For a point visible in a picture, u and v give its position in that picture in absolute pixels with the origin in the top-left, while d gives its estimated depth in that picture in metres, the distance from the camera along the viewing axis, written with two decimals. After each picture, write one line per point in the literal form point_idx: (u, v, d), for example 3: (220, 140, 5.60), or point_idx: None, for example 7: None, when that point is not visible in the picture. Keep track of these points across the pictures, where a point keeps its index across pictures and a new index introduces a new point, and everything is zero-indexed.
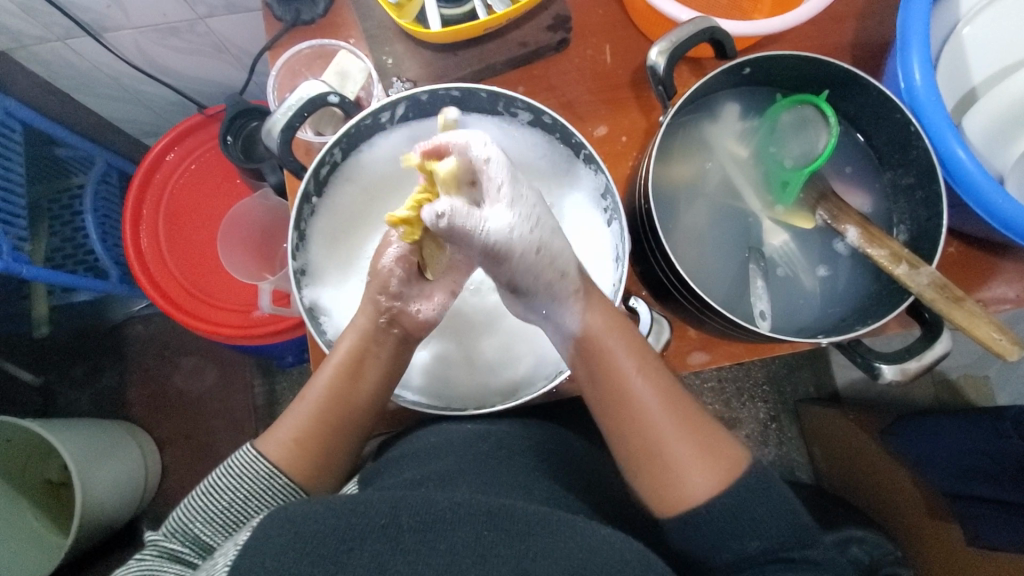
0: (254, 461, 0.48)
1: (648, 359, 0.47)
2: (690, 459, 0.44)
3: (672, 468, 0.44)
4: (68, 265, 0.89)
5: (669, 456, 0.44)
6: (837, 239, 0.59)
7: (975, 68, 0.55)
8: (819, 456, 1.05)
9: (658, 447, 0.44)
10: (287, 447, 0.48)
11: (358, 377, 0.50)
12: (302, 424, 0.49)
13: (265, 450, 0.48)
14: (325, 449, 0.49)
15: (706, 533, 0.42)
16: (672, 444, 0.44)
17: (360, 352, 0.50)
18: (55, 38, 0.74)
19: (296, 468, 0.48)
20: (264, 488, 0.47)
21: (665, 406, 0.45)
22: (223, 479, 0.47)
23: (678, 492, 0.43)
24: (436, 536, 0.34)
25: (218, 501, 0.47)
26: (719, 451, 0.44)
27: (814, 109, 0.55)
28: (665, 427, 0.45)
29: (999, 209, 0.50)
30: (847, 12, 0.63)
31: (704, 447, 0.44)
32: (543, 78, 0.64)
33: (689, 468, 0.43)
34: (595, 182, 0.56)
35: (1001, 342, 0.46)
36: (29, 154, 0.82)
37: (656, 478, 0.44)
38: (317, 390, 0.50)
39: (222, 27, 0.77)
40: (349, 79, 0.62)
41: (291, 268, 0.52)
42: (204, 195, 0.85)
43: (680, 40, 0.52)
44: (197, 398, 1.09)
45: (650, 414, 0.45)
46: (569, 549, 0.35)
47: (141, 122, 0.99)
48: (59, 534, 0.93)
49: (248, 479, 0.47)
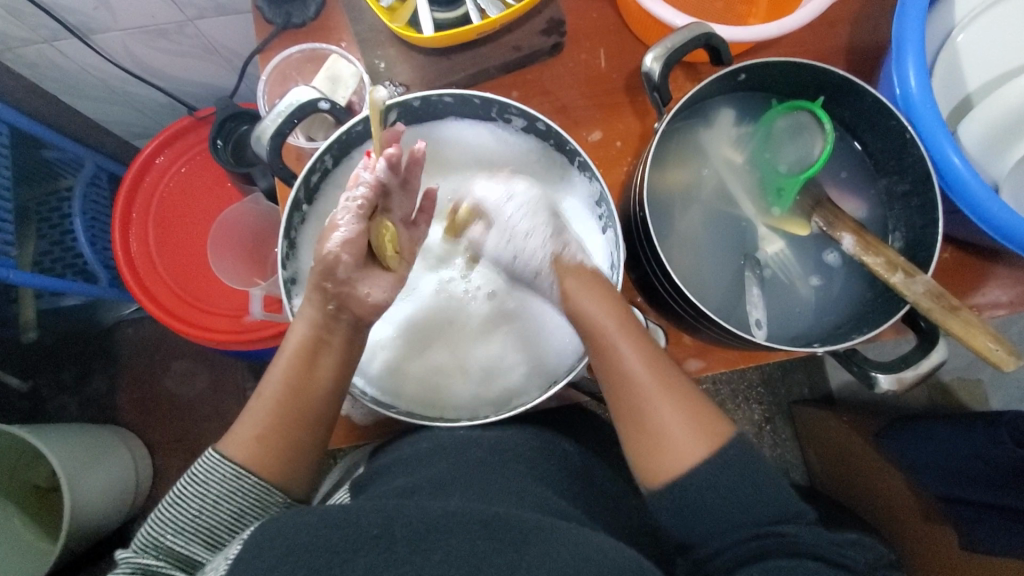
0: (219, 465, 0.45)
1: (640, 336, 0.49)
2: (677, 427, 0.45)
3: (662, 430, 0.45)
4: (56, 269, 0.88)
5: (659, 419, 0.46)
6: (828, 250, 0.59)
7: (970, 74, 0.55)
8: (813, 457, 1.05)
9: (643, 412, 0.47)
10: (251, 446, 0.46)
11: (315, 370, 0.48)
12: (263, 421, 0.47)
13: (229, 453, 0.46)
14: (291, 443, 0.47)
15: (694, 499, 0.43)
16: (655, 407, 0.46)
17: (313, 346, 0.48)
18: (41, 40, 0.73)
19: (263, 465, 0.46)
20: (233, 490, 0.45)
21: (654, 375, 0.47)
22: (188, 488, 0.45)
23: (667, 457, 0.45)
24: (429, 546, 0.34)
25: (187, 510, 0.45)
26: (707, 420, 0.46)
27: (809, 115, 0.55)
28: (654, 394, 0.47)
29: (994, 217, 0.50)
30: (842, 16, 0.63)
31: (692, 416, 0.46)
32: (537, 82, 0.63)
33: (676, 431, 0.45)
34: (589, 189, 0.56)
35: (998, 352, 0.46)
36: (15, 156, 0.81)
37: (645, 444, 0.46)
38: (274, 385, 0.48)
39: (212, 29, 0.76)
40: (340, 83, 0.61)
41: (280, 277, 0.51)
42: (195, 198, 0.84)
43: (675, 46, 0.51)
44: (189, 401, 1.08)
45: (638, 381, 0.47)
46: (565, 557, 0.34)
47: (130, 123, 0.97)
48: (48, 542, 0.92)
49: (214, 484, 0.45)
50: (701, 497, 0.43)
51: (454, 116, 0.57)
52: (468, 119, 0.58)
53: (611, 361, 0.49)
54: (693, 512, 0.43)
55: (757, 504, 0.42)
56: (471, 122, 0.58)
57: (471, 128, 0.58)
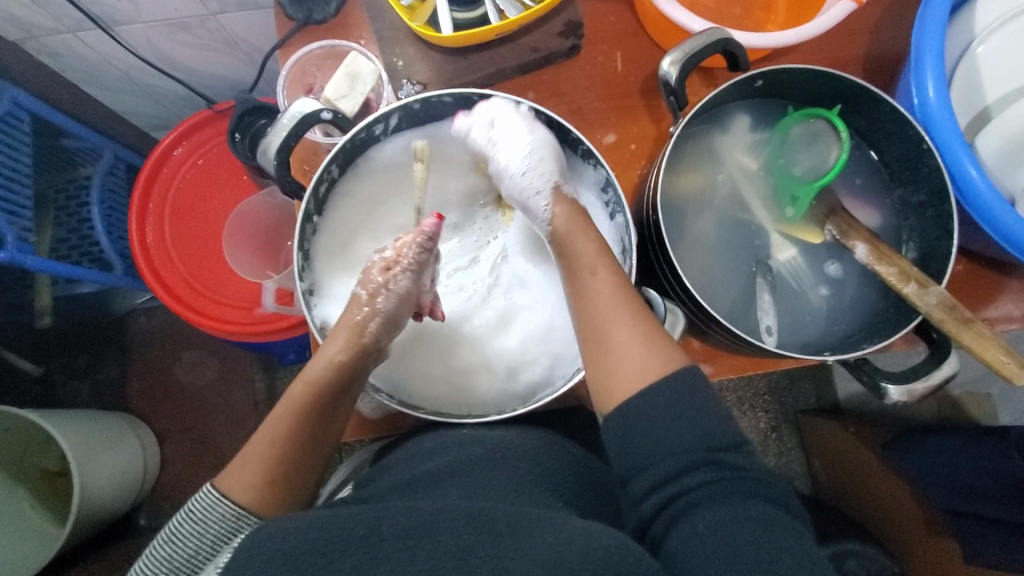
0: (218, 505, 0.44)
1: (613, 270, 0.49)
2: (633, 348, 0.45)
3: (612, 348, 0.46)
4: (72, 257, 0.89)
5: (612, 338, 0.46)
6: (830, 260, 0.59)
7: (990, 86, 0.55)
8: (818, 467, 1.04)
9: (604, 336, 0.47)
10: (255, 488, 0.46)
11: (333, 417, 0.50)
12: (271, 456, 0.47)
13: (228, 492, 0.45)
14: (296, 477, 0.48)
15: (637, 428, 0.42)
16: (617, 331, 0.46)
17: (338, 387, 0.50)
18: (65, 30, 0.74)
19: (267, 506, 0.46)
20: (232, 530, 0.45)
21: (614, 294, 0.48)
22: (184, 526, 0.44)
23: (618, 379, 0.44)
24: (417, 541, 0.34)
25: (182, 549, 0.44)
26: (661, 342, 0.45)
27: (825, 123, 0.55)
28: (610, 314, 0.47)
29: (1008, 230, 0.50)
30: (861, 24, 0.63)
31: (646, 336, 0.46)
32: (552, 84, 0.63)
33: (630, 355, 0.45)
34: (596, 177, 0.56)
35: (1009, 365, 0.45)
36: (36, 144, 0.82)
37: (601, 364, 0.46)
38: (286, 431, 0.48)
39: (233, 24, 0.76)
40: (359, 80, 0.61)
41: (300, 289, 0.52)
42: (207, 188, 0.84)
43: (693, 51, 0.51)
44: (197, 391, 1.09)
45: (603, 304, 0.48)
46: (547, 544, 0.34)
47: (149, 115, 0.98)
48: (55, 526, 0.93)
49: (213, 524, 0.44)
50: (645, 423, 0.42)
51: (453, 117, 0.57)
52: None
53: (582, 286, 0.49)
54: (635, 439, 0.42)
55: (701, 431, 0.41)
56: None
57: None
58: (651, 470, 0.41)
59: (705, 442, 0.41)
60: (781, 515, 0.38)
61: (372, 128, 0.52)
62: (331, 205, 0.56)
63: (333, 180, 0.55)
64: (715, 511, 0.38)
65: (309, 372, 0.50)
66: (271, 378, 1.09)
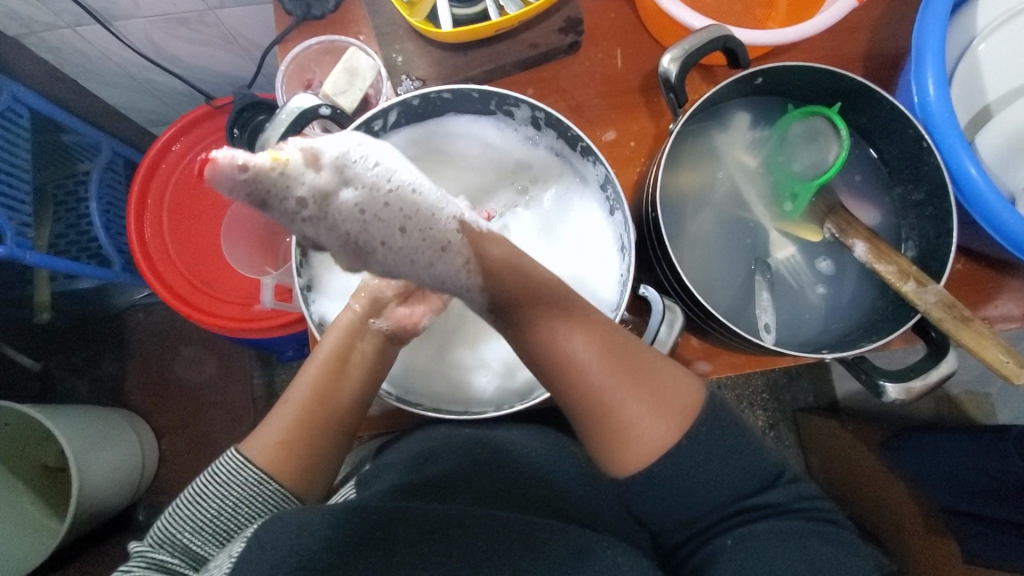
0: (240, 468, 0.46)
1: (604, 350, 0.43)
2: (639, 419, 0.42)
3: (620, 423, 0.42)
4: (71, 252, 0.89)
5: (618, 413, 0.42)
6: (820, 257, 0.59)
7: (990, 84, 0.55)
8: (816, 465, 1.04)
9: (602, 410, 0.42)
10: (272, 451, 0.47)
11: (340, 376, 0.50)
12: (287, 426, 0.48)
13: (251, 456, 0.47)
14: (314, 451, 0.48)
15: (665, 485, 0.41)
16: (622, 406, 0.42)
17: (341, 351, 0.51)
18: (64, 25, 0.74)
19: (284, 473, 0.47)
20: (253, 495, 0.46)
21: (607, 370, 0.42)
22: (210, 489, 0.46)
23: (635, 453, 0.41)
24: (429, 549, 0.34)
25: (206, 510, 0.45)
26: (668, 401, 0.42)
27: (825, 121, 0.54)
28: (611, 393, 0.42)
29: (1008, 228, 0.49)
30: (861, 22, 0.63)
31: (654, 400, 0.42)
32: (551, 80, 0.63)
33: (643, 425, 0.41)
34: (595, 174, 0.55)
35: (1008, 365, 0.46)
36: (35, 139, 0.82)
37: (610, 440, 0.42)
38: (302, 393, 0.50)
39: (232, 19, 0.76)
40: (358, 76, 0.61)
41: (297, 286, 0.52)
42: (206, 184, 0.84)
43: (693, 47, 0.51)
44: (196, 387, 1.09)
45: (603, 385, 0.42)
46: None
47: (148, 110, 0.98)
48: (54, 520, 0.93)
49: (235, 487, 0.46)
50: (664, 484, 0.41)
51: (453, 112, 0.57)
52: (468, 114, 0.57)
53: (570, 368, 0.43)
54: (670, 499, 0.42)
55: (739, 481, 0.43)
56: (473, 117, 0.57)
57: (468, 121, 0.57)
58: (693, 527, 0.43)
59: (741, 488, 0.43)
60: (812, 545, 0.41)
61: (369, 125, 0.52)
62: None
63: None
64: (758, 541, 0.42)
65: (318, 349, 0.52)
66: (270, 375, 1.09)
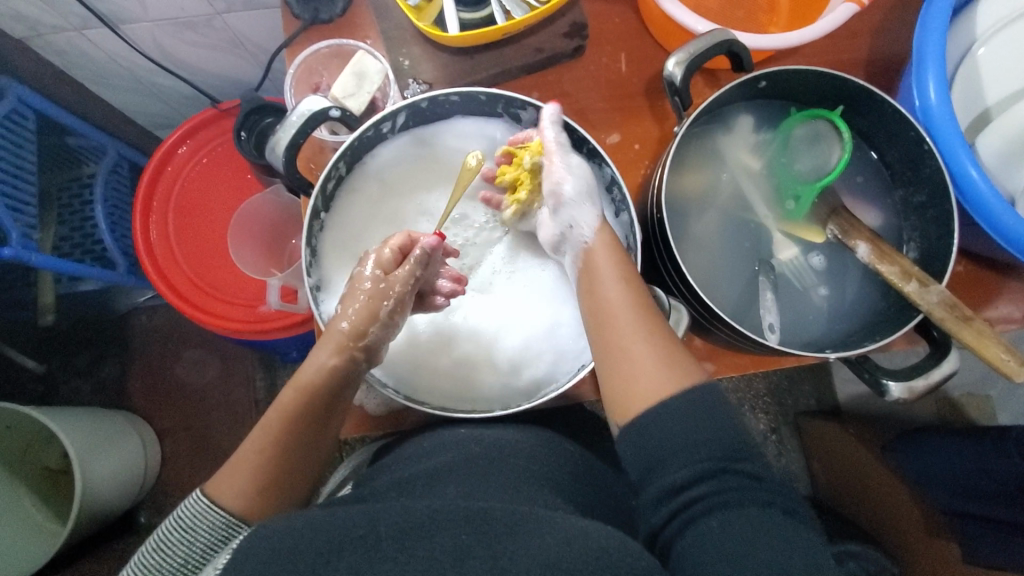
0: (208, 512, 0.45)
1: (635, 289, 0.48)
2: (648, 362, 0.45)
3: (630, 360, 0.45)
4: (75, 254, 0.89)
5: (630, 351, 0.46)
6: (813, 252, 0.60)
7: (989, 88, 0.55)
8: (818, 469, 1.05)
9: (609, 329, 0.47)
10: (245, 497, 0.46)
11: (328, 415, 0.51)
12: (258, 471, 0.47)
13: (218, 501, 0.46)
14: (285, 491, 0.48)
15: (650, 434, 0.42)
16: (631, 344, 0.46)
17: (332, 390, 0.51)
18: (72, 28, 0.74)
19: (255, 515, 0.47)
20: (223, 538, 0.45)
21: (632, 315, 0.47)
22: (173, 534, 0.45)
23: (632, 388, 0.44)
24: (414, 543, 0.34)
25: (172, 557, 0.44)
26: (680, 359, 0.45)
27: (827, 124, 0.55)
28: (622, 320, 0.47)
29: (1011, 230, 0.50)
30: (862, 28, 0.64)
31: (664, 350, 0.45)
32: (556, 84, 0.64)
33: (647, 368, 0.45)
34: (600, 176, 0.56)
35: (1009, 363, 0.46)
36: (40, 142, 0.82)
37: (618, 378, 0.46)
38: (278, 435, 0.49)
39: (240, 23, 0.77)
40: (366, 80, 0.61)
41: (307, 284, 0.52)
42: (213, 187, 0.85)
43: (697, 51, 0.51)
44: (198, 390, 1.09)
45: (617, 316, 0.47)
46: (546, 544, 0.34)
47: (153, 114, 0.99)
48: (57, 524, 0.93)
49: (203, 532, 0.45)
50: (657, 431, 0.42)
51: (460, 114, 0.58)
52: (475, 116, 0.58)
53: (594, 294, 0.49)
54: (647, 449, 0.42)
55: (712, 442, 0.40)
56: (481, 119, 0.58)
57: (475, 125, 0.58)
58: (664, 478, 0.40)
59: (717, 453, 0.40)
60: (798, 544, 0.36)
61: (378, 127, 0.53)
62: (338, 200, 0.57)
63: (341, 177, 0.55)
64: (729, 517, 0.37)
65: (303, 373, 0.51)
66: (273, 378, 1.09)
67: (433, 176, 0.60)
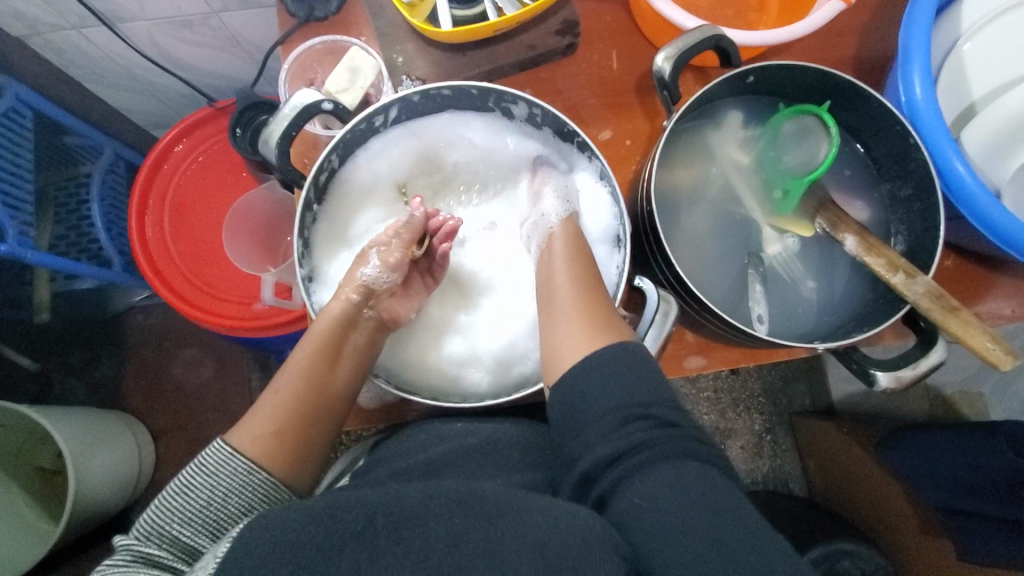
0: (231, 457, 0.44)
1: (580, 265, 0.53)
2: (573, 330, 0.48)
3: (562, 325, 0.49)
4: (70, 253, 0.90)
5: (562, 319, 0.50)
6: (801, 246, 0.60)
7: (975, 84, 0.56)
8: (813, 469, 1.04)
9: (549, 303, 0.52)
10: (264, 441, 0.46)
11: (334, 364, 0.51)
12: (277, 415, 0.48)
13: (240, 446, 0.45)
14: (305, 440, 0.48)
15: (573, 389, 0.44)
16: (563, 312, 0.50)
17: (337, 338, 0.52)
18: (70, 27, 0.75)
19: (275, 462, 0.46)
20: (246, 484, 0.44)
21: (575, 288, 0.51)
22: (199, 478, 0.43)
23: (558, 358, 0.48)
24: (410, 533, 0.34)
25: (196, 500, 0.43)
26: (612, 328, 0.48)
27: (815, 119, 0.56)
28: (566, 291, 0.52)
29: (995, 222, 0.50)
30: (851, 25, 0.64)
31: (595, 322, 0.48)
32: (549, 81, 0.64)
33: (573, 334, 0.48)
34: (591, 170, 0.57)
35: (995, 351, 0.46)
36: (38, 140, 0.83)
37: (552, 346, 0.50)
38: (294, 382, 0.50)
39: (235, 22, 0.77)
40: (360, 75, 0.62)
41: (299, 276, 0.53)
42: (209, 184, 0.85)
43: (686, 46, 0.52)
44: (193, 389, 1.09)
45: (558, 287, 0.53)
46: (545, 536, 0.33)
47: (150, 113, 1.00)
48: (50, 524, 0.93)
49: (226, 476, 0.44)
50: (584, 382, 0.44)
51: (453, 110, 0.58)
52: (468, 111, 0.58)
53: (546, 262, 0.55)
54: (574, 408, 0.43)
55: (632, 387, 0.42)
56: (471, 115, 0.59)
57: (467, 119, 0.59)
58: (593, 436, 0.41)
59: (635, 397, 0.41)
60: (711, 473, 0.38)
61: (370, 121, 0.53)
62: (329, 195, 0.57)
63: (333, 171, 0.56)
64: (653, 467, 0.38)
65: (311, 333, 0.52)
66: (268, 377, 1.09)
67: (433, 184, 0.63)
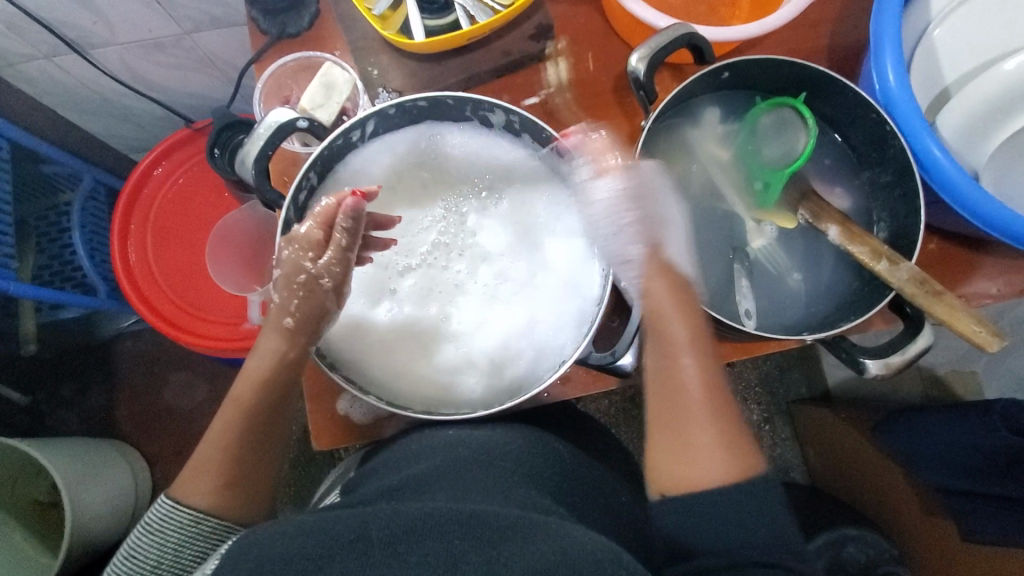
0: (172, 514, 0.48)
1: (711, 364, 0.50)
2: (708, 449, 0.47)
3: (694, 444, 0.47)
4: (55, 282, 0.89)
5: (693, 434, 0.48)
6: (784, 237, 0.61)
7: (947, 68, 0.57)
8: (813, 456, 1.05)
9: (671, 409, 0.49)
10: (210, 492, 0.49)
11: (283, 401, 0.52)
12: (222, 462, 0.49)
13: (181, 502, 0.48)
14: (252, 479, 0.51)
15: (697, 510, 0.44)
16: (695, 427, 0.48)
17: (285, 377, 0.51)
18: (42, 56, 0.74)
19: (222, 510, 0.49)
20: (192, 535, 0.48)
21: (705, 395, 0.49)
22: (142, 539, 0.47)
23: (681, 474, 0.47)
24: (406, 548, 0.33)
25: (145, 560, 0.47)
26: (736, 446, 0.47)
27: (792, 111, 0.57)
28: (692, 396, 0.49)
29: (974, 203, 0.50)
30: (823, 16, 0.65)
31: (725, 440, 0.47)
32: (526, 86, 0.64)
33: (707, 455, 0.47)
34: (572, 171, 0.57)
35: (982, 334, 0.47)
36: (15, 171, 0.82)
37: (672, 458, 0.48)
38: (234, 429, 0.50)
39: (208, 42, 0.77)
40: (335, 90, 0.62)
41: None
42: (190, 206, 0.85)
43: (659, 45, 0.52)
44: (187, 412, 1.08)
45: (685, 394, 0.49)
46: (540, 551, 0.33)
47: (129, 137, 0.99)
48: (48, 556, 0.92)
49: (172, 532, 0.47)
50: (709, 504, 0.44)
51: (434, 119, 0.58)
52: (450, 121, 0.59)
53: (670, 362, 0.50)
54: (692, 516, 0.44)
55: (758, 528, 0.42)
56: (452, 124, 0.59)
57: (448, 129, 0.59)
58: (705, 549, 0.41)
59: (766, 539, 0.41)
60: None
61: (348, 136, 0.53)
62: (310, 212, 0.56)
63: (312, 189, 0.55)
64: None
65: (249, 371, 0.51)
66: None
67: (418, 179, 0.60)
